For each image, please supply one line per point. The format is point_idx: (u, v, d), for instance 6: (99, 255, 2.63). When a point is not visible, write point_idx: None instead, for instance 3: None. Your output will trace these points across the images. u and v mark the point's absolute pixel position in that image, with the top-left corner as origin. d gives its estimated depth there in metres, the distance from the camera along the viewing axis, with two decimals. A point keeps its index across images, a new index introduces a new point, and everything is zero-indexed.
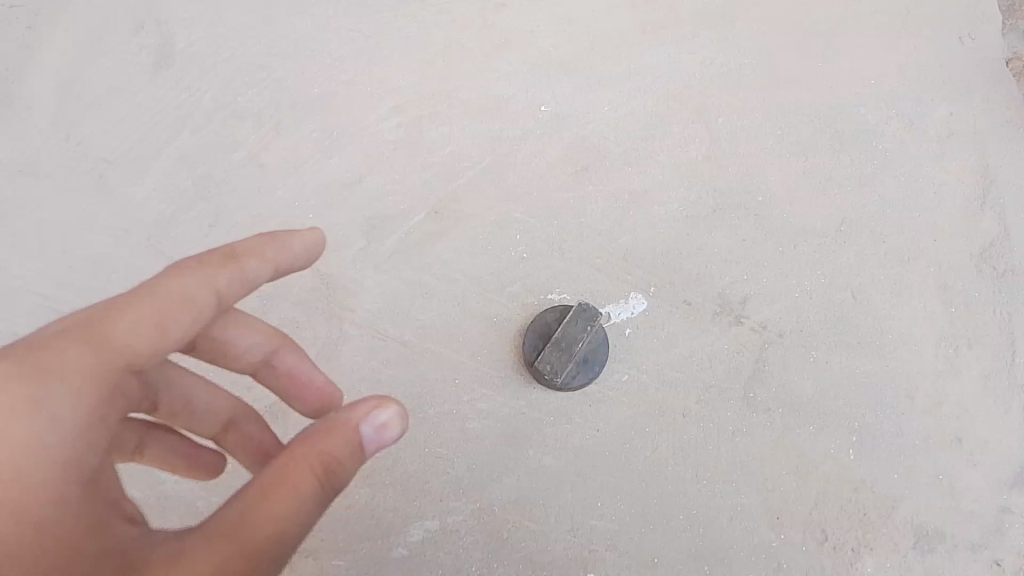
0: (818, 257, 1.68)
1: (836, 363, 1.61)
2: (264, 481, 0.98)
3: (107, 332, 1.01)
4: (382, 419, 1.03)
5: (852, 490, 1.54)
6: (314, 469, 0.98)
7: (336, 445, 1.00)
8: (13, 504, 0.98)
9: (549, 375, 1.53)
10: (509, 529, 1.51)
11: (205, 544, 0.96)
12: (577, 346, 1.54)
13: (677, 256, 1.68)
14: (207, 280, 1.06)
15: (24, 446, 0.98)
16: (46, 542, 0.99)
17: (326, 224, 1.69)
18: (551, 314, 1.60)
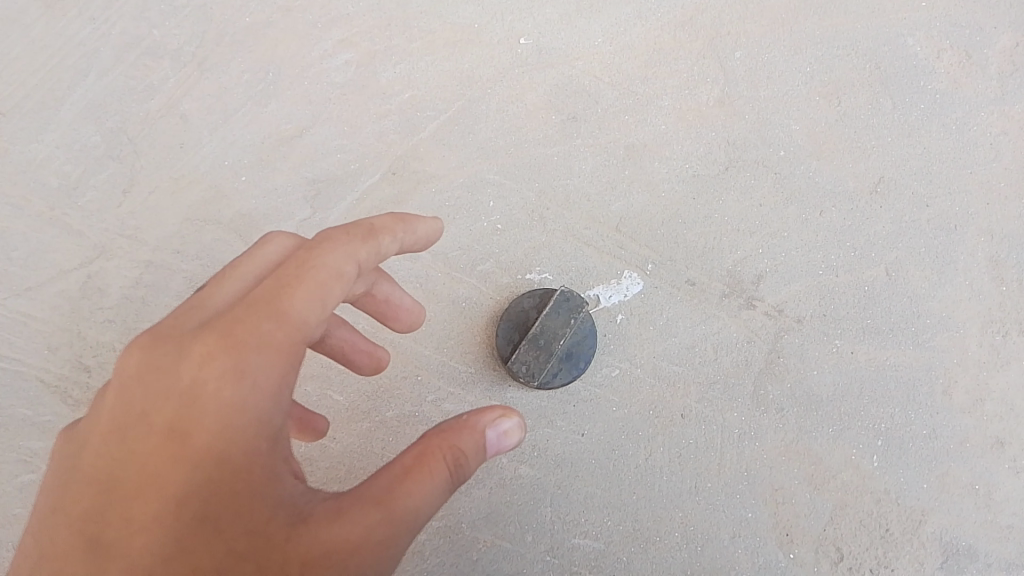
0: (847, 226, 1.42)
1: (862, 355, 1.37)
2: (402, 461, 0.87)
3: (280, 300, 0.89)
4: (505, 428, 0.92)
5: (875, 502, 1.33)
6: (447, 462, 0.88)
7: (468, 441, 0.89)
8: (200, 453, 0.85)
9: (526, 376, 1.30)
10: (479, 550, 1.32)
11: (365, 510, 0.85)
12: (558, 343, 1.31)
13: (680, 225, 1.41)
14: (357, 251, 0.95)
15: (218, 405, 0.85)
16: (235, 495, 0.85)
17: (263, 187, 1.43)
18: (527, 302, 1.35)
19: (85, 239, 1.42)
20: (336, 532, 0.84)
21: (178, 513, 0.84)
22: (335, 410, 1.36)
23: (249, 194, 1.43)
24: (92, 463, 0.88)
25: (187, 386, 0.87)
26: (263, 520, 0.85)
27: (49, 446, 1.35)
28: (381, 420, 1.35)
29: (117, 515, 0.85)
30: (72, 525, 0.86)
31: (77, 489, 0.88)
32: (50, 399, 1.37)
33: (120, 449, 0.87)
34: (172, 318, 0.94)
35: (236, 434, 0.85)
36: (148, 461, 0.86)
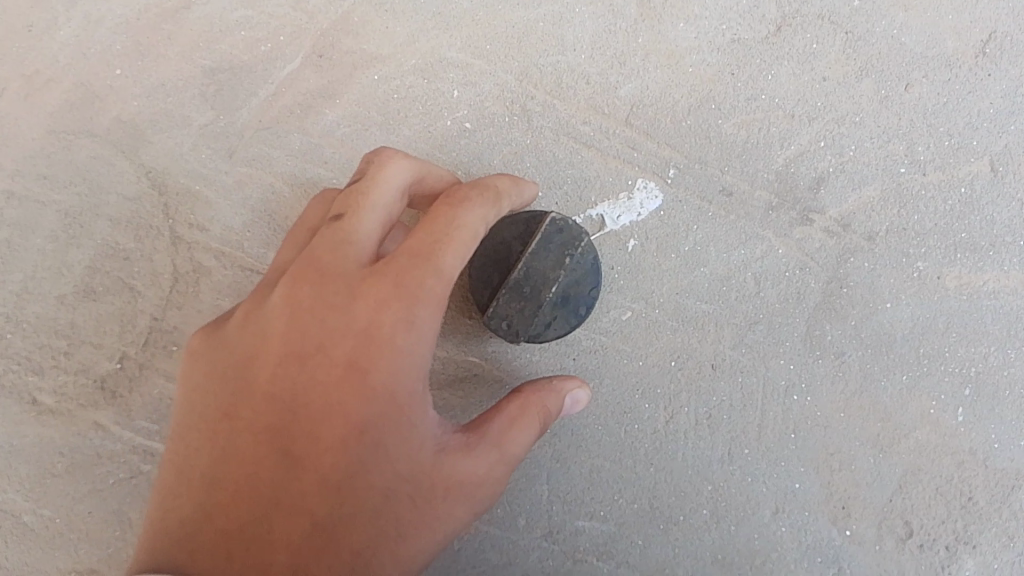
0: (941, 105, 1.06)
1: (951, 280, 1.05)
2: (508, 409, 0.82)
3: (435, 254, 0.76)
4: (577, 396, 0.90)
5: (956, 465, 1.05)
6: (539, 419, 0.84)
7: (555, 400, 0.86)
8: (364, 390, 0.74)
9: (509, 335, 0.98)
10: (461, 539, 1.06)
11: (490, 451, 0.79)
12: (549, 290, 0.98)
13: (714, 112, 1.06)
14: (490, 213, 0.82)
15: (394, 354, 0.74)
16: (393, 428, 0.74)
17: (147, 82, 1.07)
18: (508, 232, 1.00)
19: None
20: (473, 466, 0.78)
21: (355, 448, 0.74)
22: None
23: (129, 92, 1.07)
24: (256, 383, 0.75)
25: (356, 323, 0.74)
26: (412, 456, 0.75)
27: None
28: None
29: (286, 435, 0.73)
30: (245, 442, 0.74)
31: (244, 409, 0.75)
32: None
33: (286, 374, 0.75)
34: (324, 237, 0.79)
35: (411, 382, 0.75)
36: (323, 393, 0.74)
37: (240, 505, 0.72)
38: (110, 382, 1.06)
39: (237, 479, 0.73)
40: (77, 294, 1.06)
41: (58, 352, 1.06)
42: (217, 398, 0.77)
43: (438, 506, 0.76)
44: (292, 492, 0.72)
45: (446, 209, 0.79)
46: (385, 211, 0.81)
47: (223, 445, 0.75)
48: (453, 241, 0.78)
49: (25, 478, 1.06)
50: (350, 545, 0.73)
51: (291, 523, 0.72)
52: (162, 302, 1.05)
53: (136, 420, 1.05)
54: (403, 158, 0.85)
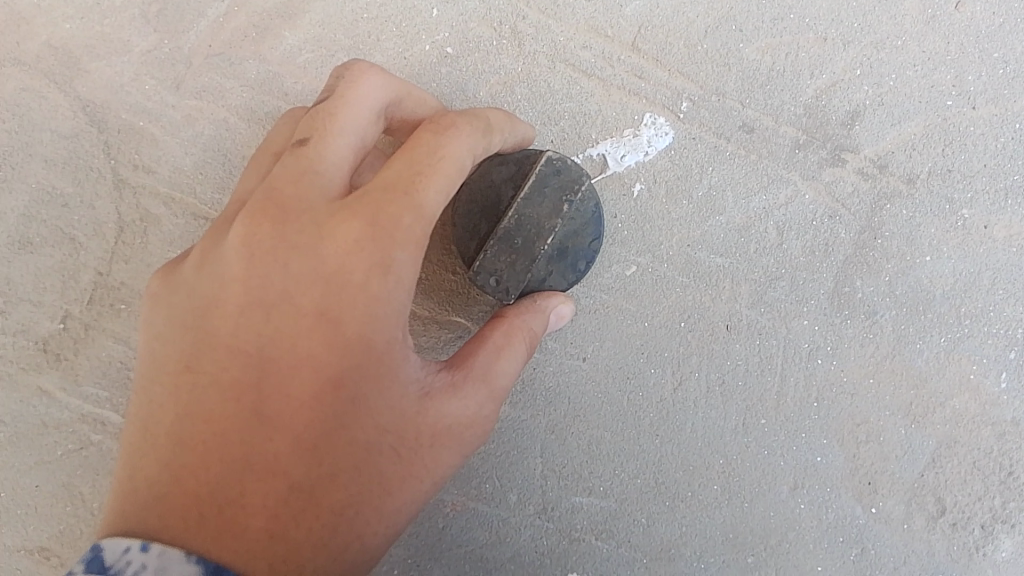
0: (995, 27, 0.92)
1: (1001, 230, 0.92)
2: (493, 338, 0.72)
3: (416, 186, 0.65)
4: (560, 313, 0.82)
5: (997, 437, 0.94)
6: (528, 344, 0.75)
7: (540, 320, 0.78)
8: (340, 340, 0.62)
9: (497, 294, 0.82)
10: (447, 516, 0.96)
11: (480, 389, 0.69)
12: (543, 244, 0.83)
13: (733, 35, 0.92)
14: (480, 146, 0.72)
15: (375, 297, 0.63)
16: (374, 382, 0.64)
17: (82, 2, 0.93)
18: (497, 173, 0.85)
19: None
20: (462, 409, 0.68)
21: (332, 403, 0.63)
22: None
23: (61, 12, 0.93)
24: (213, 333, 0.63)
25: (327, 261, 0.63)
26: (396, 409, 0.65)
27: None
28: None
29: (251, 394, 0.62)
30: (205, 399, 0.62)
31: (203, 360, 0.63)
32: None
33: (249, 320, 0.63)
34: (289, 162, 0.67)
35: (394, 327, 0.64)
36: (293, 343, 0.62)
37: (206, 469, 0.61)
38: (50, 344, 0.94)
39: (198, 441, 0.61)
40: (12, 245, 0.94)
41: None
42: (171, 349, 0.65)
43: (428, 456, 0.67)
44: (263, 454, 0.61)
45: (430, 134, 0.68)
46: (358, 137, 0.69)
47: (180, 403, 0.63)
48: (439, 173, 0.66)
49: None
50: (334, 508, 0.63)
51: (265, 488, 0.61)
52: (106, 255, 0.93)
53: (80, 387, 0.94)
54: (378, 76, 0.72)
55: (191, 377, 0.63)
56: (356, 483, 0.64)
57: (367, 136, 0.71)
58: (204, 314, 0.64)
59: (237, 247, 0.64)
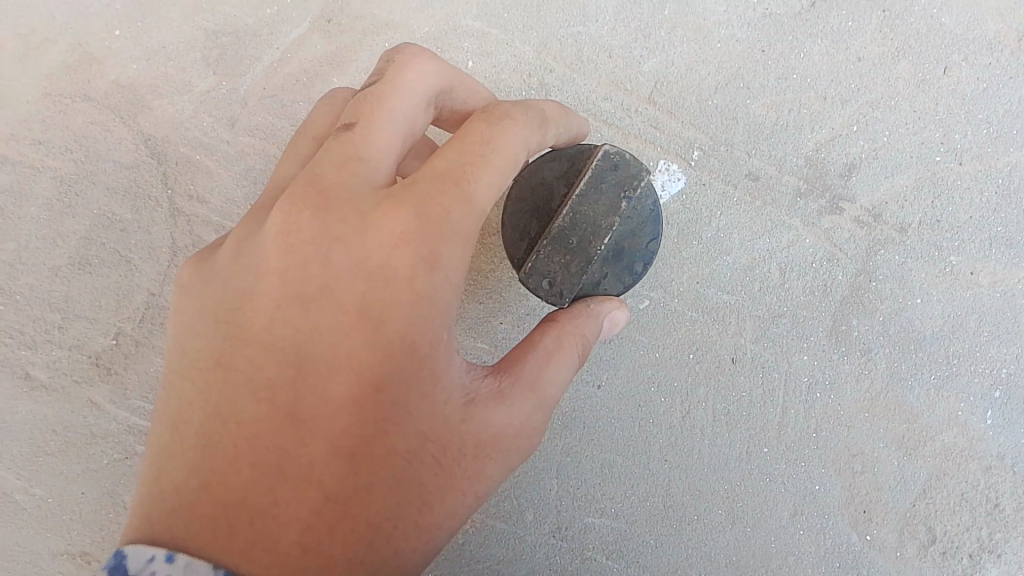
0: (980, 90, 1.00)
1: (985, 276, 1.00)
2: (543, 343, 0.72)
3: (464, 182, 0.66)
4: (613, 318, 0.80)
5: (984, 470, 1.01)
6: (578, 350, 0.75)
7: (592, 325, 0.77)
8: (381, 339, 0.63)
9: (551, 296, 0.81)
10: (465, 531, 1.02)
11: (527, 397, 0.69)
12: (599, 242, 0.82)
13: (742, 91, 1.00)
14: (531, 139, 0.72)
15: (419, 297, 0.63)
16: (413, 384, 0.64)
17: (148, 45, 1.02)
18: (550, 170, 0.86)
19: None
20: (505, 418, 0.68)
21: (370, 405, 0.63)
22: None
23: (129, 54, 1.02)
24: (252, 328, 0.64)
25: (369, 258, 0.63)
26: (437, 414, 0.65)
27: None
28: None
29: (292, 393, 0.62)
30: (242, 398, 0.63)
31: (240, 357, 0.64)
32: None
33: (286, 316, 0.63)
34: (331, 151, 0.68)
35: (436, 328, 0.64)
36: (331, 341, 0.63)
37: (239, 473, 0.61)
38: (102, 359, 1.01)
39: (233, 444, 0.62)
40: (72, 266, 1.02)
41: (50, 324, 1.02)
42: (209, 343, 0.66)
43: (470, 466, 0.67)
44: (298, 459, 0.62)
45: (479, 125, 0.69)
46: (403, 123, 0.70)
47: (217, 400, 0.64)
48: (487, 165, 0.67)
49: (14, 457, 1.02)
50: (370, 521, 0.63)
51: (300, 495, 0.61)
52: (160, 277, 1.01)
53: (129, 399, 1.01)
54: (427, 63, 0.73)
55: (225, 373, 0.64)
56: (394, 492, 0.64)
57: (414, 125, 0.72)
58: (241, 308, 0.65)
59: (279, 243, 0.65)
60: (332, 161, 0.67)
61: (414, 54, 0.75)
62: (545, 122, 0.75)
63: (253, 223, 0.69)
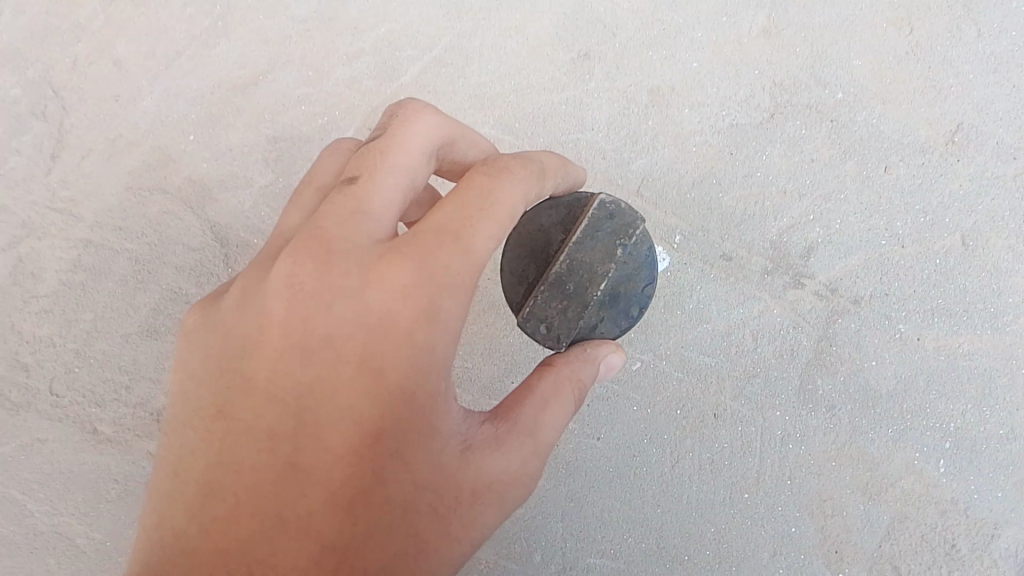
0: (915, 185, 1.17)
1: (930, 341, 1.16)
2: (538, 390, 0.80)
3: (462, 235, 0.75)
4: (609, 362, 0.87)
5: (940, 513, 1.14)
6: (573, 394, 0.82)
7: (588, 370, 0.85)
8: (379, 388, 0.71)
9: (548, 340, 0.88)
10: (481, 570, 1.15)
11: (522, 443, 0.77)
12: (594, 289, 0.89)
13: (715, 186, 1.18)
14: (529, 188, 0.82)
15: (415, 347, 0.72)
16: (409, 430, 0.72)
17: (217, 148, 1.21)
18: (547, 218, 0.93)
19: (9, 213, 1.20)
20: (500, 463, 0.76)
21: (368, 451, 0.71)
22: None
23: (199, 155, 1.21)
24: (259, 378, 0.72)
25: (370, 311, 0.72)
26: (432, 460, 0.73)
27: None
28: None
29: (299, 441, 0.71)
30: (244, 447, 0.71)
31: (244, 404, 0.72)
32: None
33: (288, 365, 0.72)
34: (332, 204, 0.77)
35: (431, 378, 0.73)
36: (335, 389, 0.71)
37: (240, 523, 0.70)
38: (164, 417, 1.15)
39: (233, 493, 0.71)
40: (141, 334, 1.18)
41: (119, 385, 1.17)
42: (212, 391, 0.75)
43: (466, 510, 0.75)
44: (299, 509, 0.70)
45: (480, 179, 0.78)
46: (403, 177, 0.80)
47: (224, 449, 0.72)
48: (487, 215, 0.76)
49: (82, 504, 1.16)
50: (366, 566, 0.70)
51: (299, 544, 0.69)
52: None
53: None
54: (428, 118, 0.83)
55: (231, 423, 0.73)
56: (391, 536, 0.71)
57: (415, 176, 0.81)
58: (248, 357, 0.73)
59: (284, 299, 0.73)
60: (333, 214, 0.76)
61: (417, 110, 0.85)
62: (543, 175, 0.85)
63: (258, 274, 0.78)
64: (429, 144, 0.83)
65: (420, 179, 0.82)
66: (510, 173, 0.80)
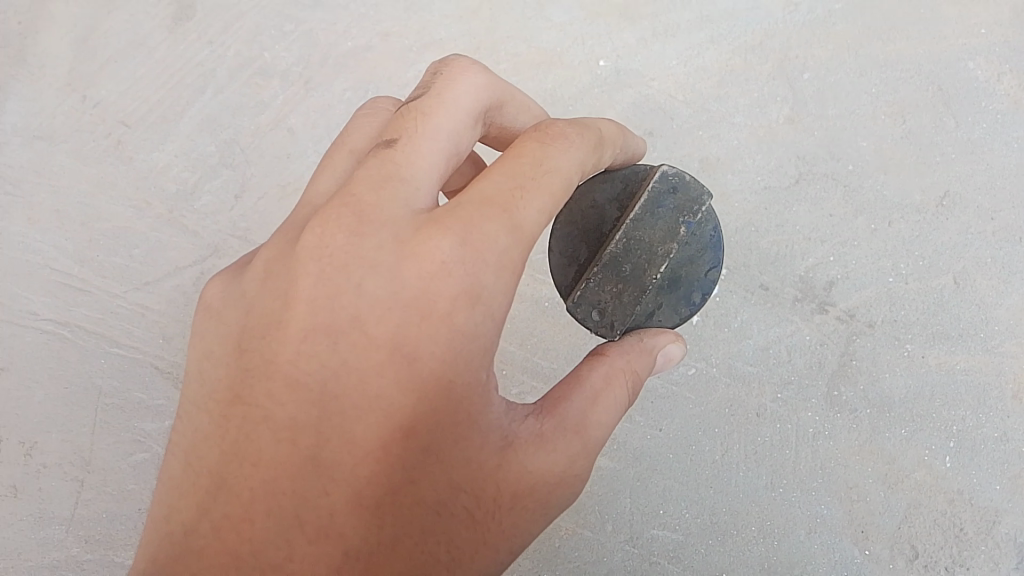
0: (915, 236, 1.46)
1: (933, 359, 1.42)
2: (588, 385, 0.86)
3: (514, 207, 0.80)
4: (668, 352, 0.98)
5: (949, 502, 1.37)
6: (627, 387, 0.89)
7: (643, 362, 0.93)
8: (410, 365, 0.77)
9: (603, 322, 1.02)
10: (562, 538, 1.40)
11: (566, 437, 0.83)
12: (649, 273, 1.03)
13: (754, 233, 1.48)
14: (584, 155, 0.89)
15: (450, 331, 0.78)
16: (447, 424, 0.79)
17: None
18: (601, 195, 1.08)
19: (200, 239, 1.54)
20: (546, 460, 0.82)
21: (398, 446, 0.78)
22: None
23: None
24: (285, 362, 0.79)
25: (403, 298, 0.78)
26: (467, 448, 0.80)
27: (162, 427, 1.48)
28: None
29: (329, 429, 0.77)
30: (265, 435, 0.78)
31: (268, 389, 0.79)
32: (161, 383, 1.49)
33: (316, 348, 0.78)
34: (369, 175, 0.84)
35: (465, 363, 0.79)
36: (368, 371, 0.77)
37: (263, 517, 0.77)
38: None
39: (249, 488, 0.78)
40: None
41: None
42: (232, 370, 0.82)
43: (506, 511, 0.82)
44: (320, 507, 0.77)
45: (534, 149, 0.85)
46: (447, 139, 0.87)
47: (249, 432, 0.79)
48: (541, 185, 0.83)
49: None
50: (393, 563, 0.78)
51: (325, 544, 0.76)
52: None
53: None
54: (471, 81, 0.92)
55: (254, 408, 0.79)
56: (421, 529, 0.79)
57: (456, 139, 0.88)
58: (278, 336, 0.80)
59: (312, 288, 0.80)
60: (368, 188, 0.83)
61: (462, 75, 0.93)
62: (600, 143, 0.93)
63: (286, 250, 0.85)
64: (472, 107, 0.90)
65: (463, 141, 0.90)
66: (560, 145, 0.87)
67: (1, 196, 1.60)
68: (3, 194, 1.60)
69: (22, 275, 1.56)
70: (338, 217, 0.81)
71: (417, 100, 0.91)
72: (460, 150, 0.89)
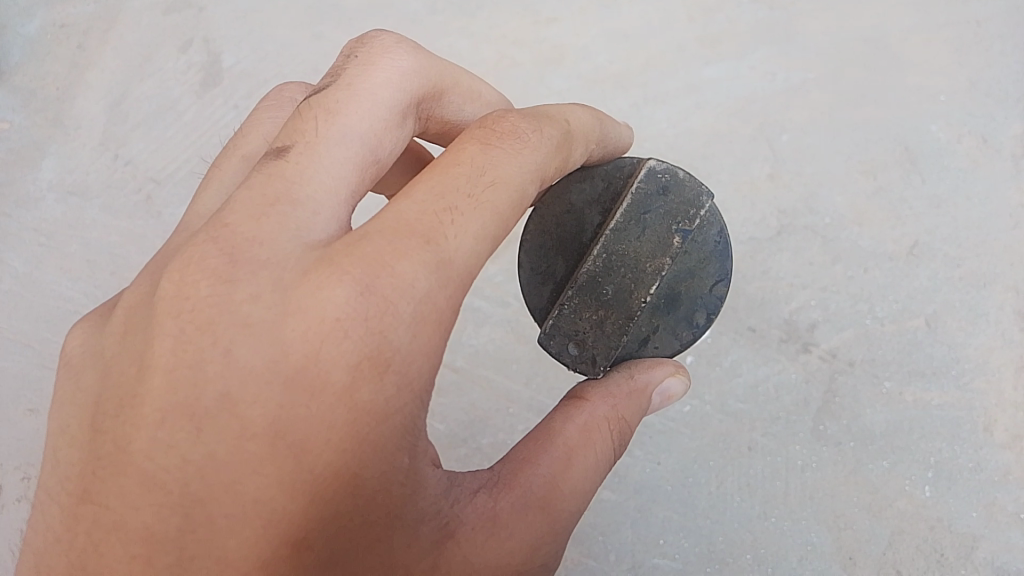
0: (887, 282, 1.59)
1: (910, 395, 1.53)
2: (557, 447, 0.88)
3: (436, 243, 0.77)
4: (668, 390, 1.03)
5: (930, 529, 1.46)
6: (615, 438, 0.94)
7: (635, 407, 0.98)
8: (291, 447, 0.73)
9: (583, 358, 1.07)
10: (567, 567, 1.48)
11: (524, 512, 0.84)
12: (634, 298, 1.06)
13: (742, 279, 1.60)
14: (531, 156, 0.88)
15: (343, 411, 0.74)
16: (355, 519, 0.76)
17: None
18: (580, 199, 1.13)
19: None
20: (501, 546, 0.82)
21: (288, 546, 0.74)
22: (434, 436, 1.56)
23: None
24: (146, 453, 0.73)
25: (281, 377, 0.73)
26: (372, 539, 0.77)
27: None
28: (477, 446, 1.56)
29: (202, 531, 0.73)
30: (115, 545, 0.74)
31: (119, 489, 0.74)
32: None
33: (178, 436, 0.73)
34: (245, 206, 0.80)
35: (360, 441, 0.75)
36: (247, 460, 0.72)
37: None
38: None
39: None
40: None
41: None
42: (90, 457, 0.77)
43: None
44: None
45: (465, 159, 0.84)
46: (358, 140, 0.85)
47: (112, 533, 0.74)
48: (472, 210, 0.80)
49: None
50: None
51: None
52: None
53: None
54: (382, 72, 0.91)
55: (115, 506, 0.74)
56: None
57: (367, 139, 0.86)
58: (135, 419, 0.75)
59: (167, 368, 0.74)
60: (244, 224, 0.78)
61: (376, 65, 0.91)
62: (561, 145, 0.94)
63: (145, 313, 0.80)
64: (388, 100, 0.89)
65: (385, 140, 0.88)
66: (503, 156, 0.85)
67: (36, 248, 1.71)
68: (37, 246, 1.71)
69: (53, 322, 1.66)
70: (206, 270, 0.77)
71: (327, 91, 0.89)
72: (376, 147, 0.87)
